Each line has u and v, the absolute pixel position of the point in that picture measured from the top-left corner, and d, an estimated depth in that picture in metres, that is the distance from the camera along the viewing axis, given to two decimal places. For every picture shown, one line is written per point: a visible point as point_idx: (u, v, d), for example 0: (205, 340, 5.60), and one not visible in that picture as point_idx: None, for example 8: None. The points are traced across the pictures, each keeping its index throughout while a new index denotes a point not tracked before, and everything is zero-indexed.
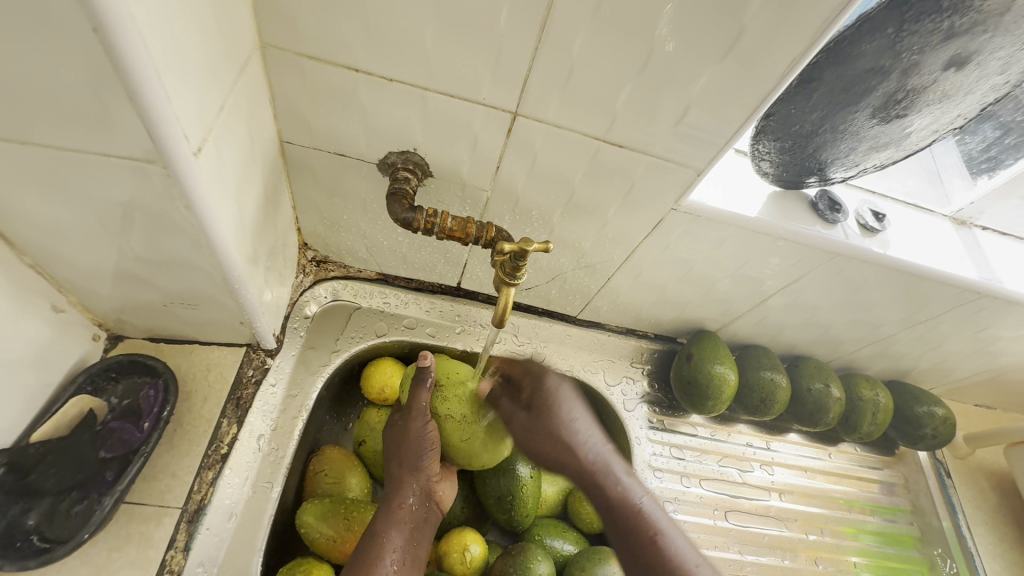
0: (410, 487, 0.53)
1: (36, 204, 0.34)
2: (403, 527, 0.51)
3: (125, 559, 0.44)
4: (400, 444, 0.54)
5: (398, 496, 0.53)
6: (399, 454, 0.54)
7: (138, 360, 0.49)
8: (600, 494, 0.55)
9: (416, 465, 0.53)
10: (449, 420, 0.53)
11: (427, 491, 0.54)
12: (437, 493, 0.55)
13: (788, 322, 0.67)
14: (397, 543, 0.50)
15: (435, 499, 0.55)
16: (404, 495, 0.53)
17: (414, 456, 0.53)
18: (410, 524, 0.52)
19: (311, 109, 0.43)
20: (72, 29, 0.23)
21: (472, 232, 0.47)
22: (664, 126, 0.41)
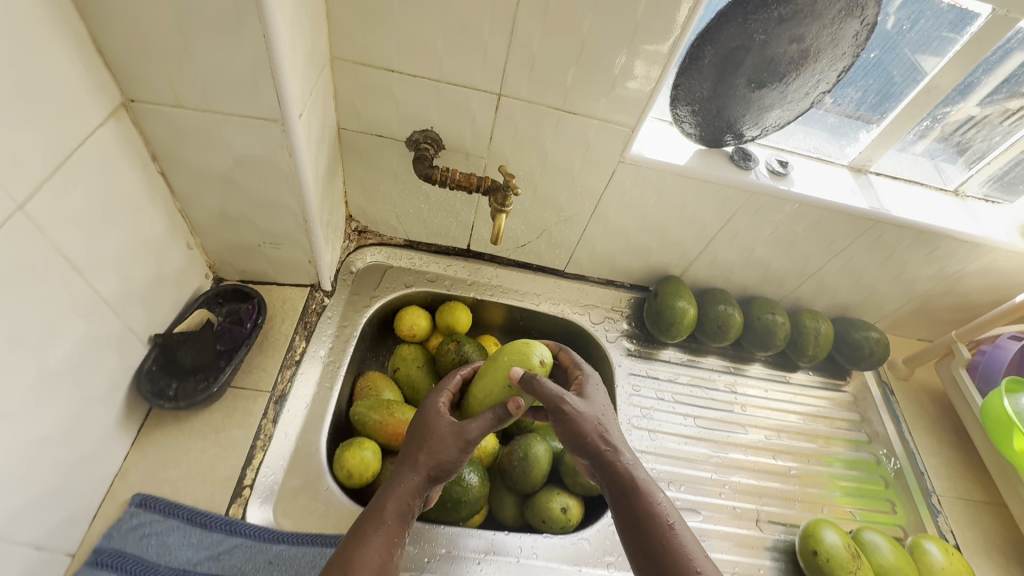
0: (422, 488, 0.51)
1: (196, 157, 0.53)
2: (403, 522, 0.49)
3: (234, 422, 0.61)
4: (428, 442, 0.53)
5: (406, 490, 0.50)
6: (427, 451, 0.52)
7: (237, 289, 0.67)
8: (646, 521, 0.49)
9: (441, 467, 0.52)
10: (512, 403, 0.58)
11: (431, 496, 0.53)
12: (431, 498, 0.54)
13: (733, 261, 0.84)
14: (392, 536, 0.48)
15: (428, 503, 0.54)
16: (399, 487, 0.50)
17: (443, 460, 0.52)
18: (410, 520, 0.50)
19: (361, 102, 0.64)
20: (251, 37, 0.43)
21: (474, 180, 0.65)
22: (602, 94, 0.61)
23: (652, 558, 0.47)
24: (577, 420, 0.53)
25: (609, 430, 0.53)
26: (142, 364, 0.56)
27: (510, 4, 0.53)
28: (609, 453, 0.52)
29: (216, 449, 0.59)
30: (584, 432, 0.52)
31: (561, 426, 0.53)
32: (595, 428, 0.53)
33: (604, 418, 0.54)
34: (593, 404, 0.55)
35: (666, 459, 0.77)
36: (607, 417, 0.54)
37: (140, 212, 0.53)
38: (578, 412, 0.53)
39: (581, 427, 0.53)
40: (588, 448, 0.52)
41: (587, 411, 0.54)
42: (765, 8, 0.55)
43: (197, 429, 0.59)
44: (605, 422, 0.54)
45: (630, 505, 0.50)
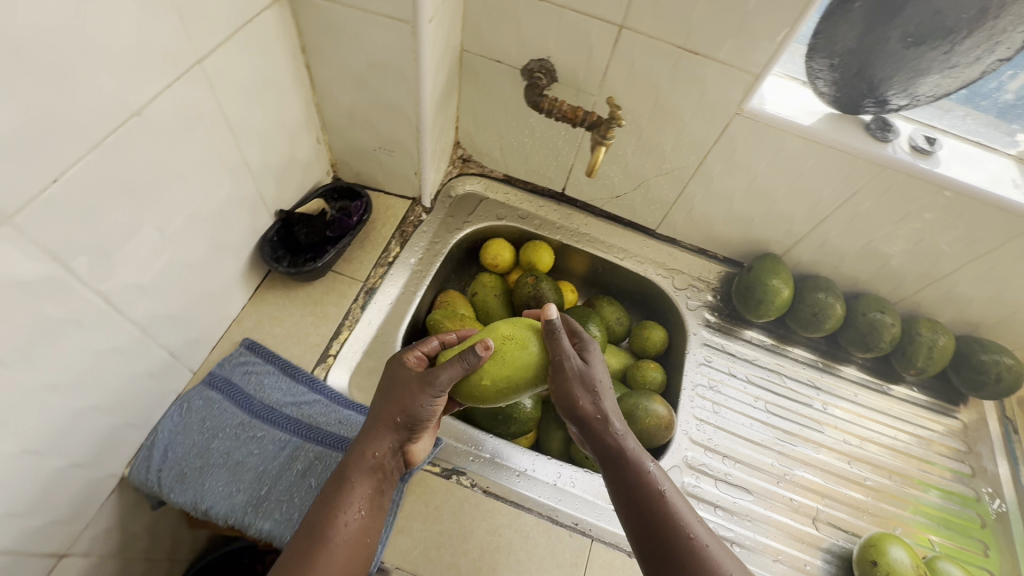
0: (388, 439, 0.50)
1: (337, 54, 0.60)
2: (374, 477, 0.49)
3: (331, 299, 0.69)
4: (391, 394, 0.51)
5: (371, 444, 0.49)
6: (389, 403, 0.51)
7: (351, 188, 0.75)
8: (638, 490, 0.46)
9: (407, 417, 0.50)
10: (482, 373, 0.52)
11: (402, 448, 0.52)
12: (408, 450, 0.53)
13: (846, 248, 0.77)
14: (365, 491, 0.48)
15: (405, 454, 0.53)
16: (376, 445, 0.49)
17: (405, 413, 0.50)
18: (380, 474, 0.49)
19: (486, 25, 0.66)
20: None
21: (580, 114, 0.66)
22: (730, 34, 0.58)
23: (643, 529, 0.45)
24: (576, 388, 0.50)
25: (604, 402, 0.50)
26: (267, 233, 0.65)
27: None
28: (600, 423, 0.49)
29: (312, 319, 0.67)
30: (577, 399, 0.50)
31: (557, 393, 0.51)
32: (589, 395, 0.50)
33: (599, 389, 0.51)
34: (591, 371, 0.52)
35: (726, 435, 0.74)
36: (601, 388, 0.51)
37: (285, 96, 0.60)
38: (578, 377, 0.51)
39: (578, 397, 0.50)
40: (578, 418, 0.50)
41: (584, 377, 0.51)
42: None
43: (300, 299, 0.68)
44: (600, 393, 0.51)
45: (619, 473, 0.48)
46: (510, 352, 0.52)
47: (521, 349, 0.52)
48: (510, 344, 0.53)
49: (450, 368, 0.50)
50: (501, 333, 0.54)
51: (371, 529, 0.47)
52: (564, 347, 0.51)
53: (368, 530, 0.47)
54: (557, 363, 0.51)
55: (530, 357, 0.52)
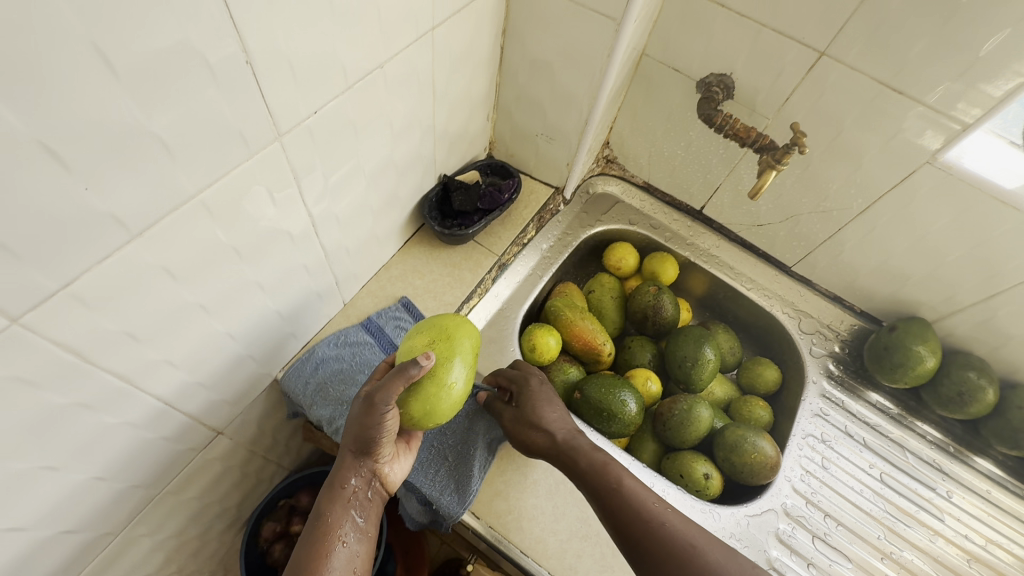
0: (357, 467, 0.49)
1: (533, 39, 0.63)
2: (349, 506, 0.48)
3: (467, 266, 0.74)
4: (350, 423, 0.49)
5: (343, 474, 0.49)
6: (347, 431, 0.49)
7: (504, 166, 0.78)
8: (601, 495, 0.52)
9: (368, 448, 0.49)
10: (432, 381, 0.48)
11: (374, 473, 0.50)
12: (386, 474, 0.52)
13: (1015, 331, 0.69)
14: (343, 521, 0.47)
15: (381, 479, 0.51)
16: (347, 475, 0.49)
17: (362, 440, 0.48)
18: (356, 502, 0.49)
19: (676, 33, 0.67)
20: None
21: (753, 134, 0.65)
22: (948, 78, 0.54)
23: (619, 529, 0.50)
24: (533, 412, 0.57)
25: (557, 417, 0.58)
26: (429, 193, 0.71)
27: None
28: (556, 444, 0.56)
29: (448, 280, 0.72)
30: (529, 432, 0.57)
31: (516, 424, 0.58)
32: (542, 425, 0.57)
33: (547, 408, 0.58)
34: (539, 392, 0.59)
35: (832, 494, 0.70)
36: (549, 407, 0.58)
37: (477, 72, 0.65)
38: (530, 407, 0.58)
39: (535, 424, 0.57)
40: (546, 439, 0.56)
41: (532, 398, 0.59)
42: None
43: (441, 259, 0.73)
44: (551, 412, 0.58)
45: (585, 485, 0.53)
46: (443, 348, 0.50)
47: (452, 347, 0.51)
48: (441, 344, 0.51)
49: (396, 386, 0.45)
50: (419, 345, 0.51)
51: (360, 557, 0.47)
52: (519, 385, 0.60)
53: (356, 558, 0.47)
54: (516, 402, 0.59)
55: (462, 351, 0.51)
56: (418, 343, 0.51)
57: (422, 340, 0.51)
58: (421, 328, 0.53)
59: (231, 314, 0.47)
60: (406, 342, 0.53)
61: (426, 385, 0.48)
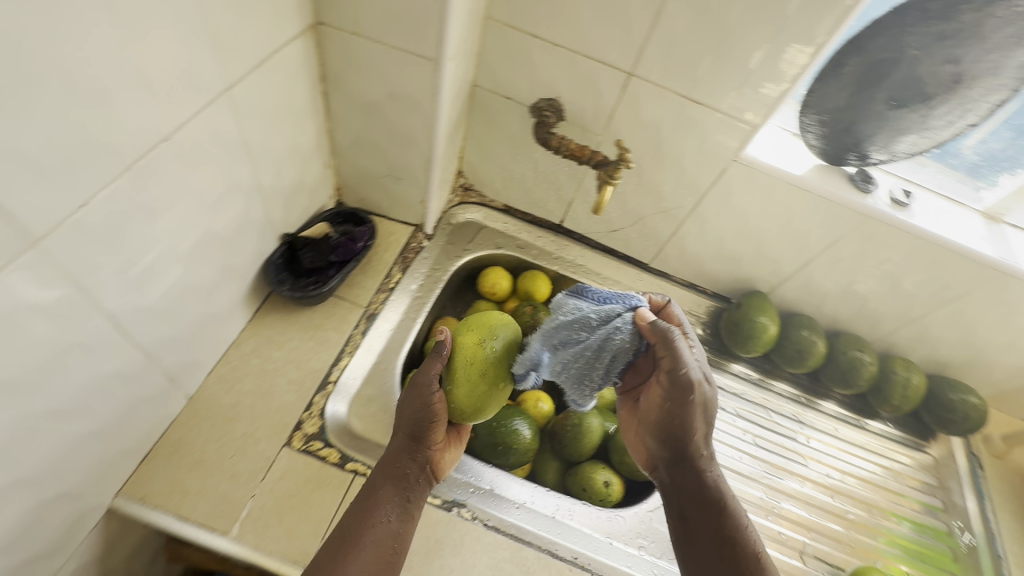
0: (409, 451, 0.53)
1: (355, 83, 0.60)
2: (398, 490, 0.51)
3: (332, 324, 0.69)
4: (406, 406, 0.53)
5: (395, 457, 0.52)
6: (401, 419, 0.54)
7: (356, 213, 0.75)
8: (722, 535, 0.48)
9: (418, 431, 0.52)
10: (465, 361, 0.52)
11: (424, 461, 0.53)
12: (434, 461, 0.55)
13: (828, 289, 0.81)
14: (390, 509, 0.49)
15: (432, 466, 0.54)
16: (399, 458, 0.52)
17: (417, 422, 0.52)
18: (405, 489, 0.51)
19: (500, 63, 0.69)
20: None
21: (587, 152, 0.68)
22: (733, 89, 0.61)
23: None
24: (695, 392, 0.49)
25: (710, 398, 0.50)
26: (272, 255, 0.64)
27: None
28: (704, 459, 0.51)
29: (313, 344, 0.66)
30: (685, 426, 0.50)
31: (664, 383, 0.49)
32: (703, 427, 0.51)
33: (707, 385, 0.50)
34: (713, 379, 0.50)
35: (716, 467, 0.76)
36: (710, 384, 0.50)
37: (299, 123, 0.60)
38: (687, 386, 0.48)
39: (683, 402, 0.49)
40: (696, 444, 0.51)
41: (712, 375, 0.51)
42: (923, 19, 0.54)
43: (300, 323, 0.67)
44: (709, 391, 0.50)
45: (713, 518, 0.49)
46: (478, 329, 0.53)
47: (487, 327, 0.53)
48: (477, 326, 0.54)
49: (433, 367, 0.52)
50: (472, 340, 0.53)
51: (401, 535, 0.49)
52: (672, 347, 0.48)
53: (396, 535, 0.48)
54: (670, 366, 0.48)
55: (500, 329, 0.53)
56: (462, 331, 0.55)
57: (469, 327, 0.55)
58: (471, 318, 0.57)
59: (14, 460, 0.38)
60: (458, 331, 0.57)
61: (463, 374, 0.52)
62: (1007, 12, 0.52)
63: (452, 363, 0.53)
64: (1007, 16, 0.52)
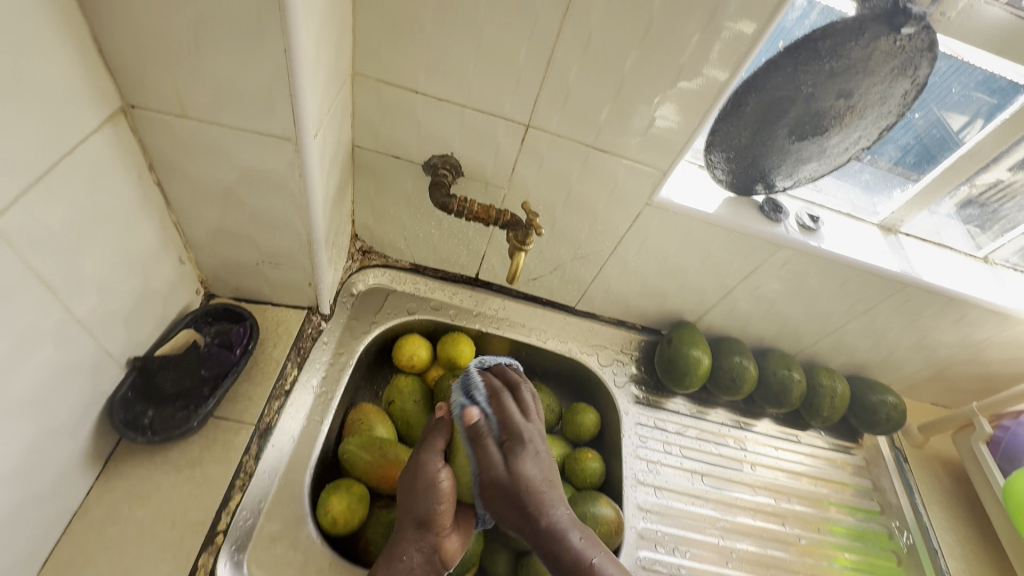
0: (415, 540, 0.53)
1: (197, 169, 0.49)
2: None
3: (212, 455, 0.56)
4: (417, 490, 0.54)
5: (401, 546, 0.53)
6: (408, 502, 0.55)
7: (230, 308, 0.62)
8: (564, 557, 0.53)
9: (420, 518, 0.53)
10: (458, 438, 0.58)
11: (432, 549, 0.53)
12: (445, 550, 0.54)
13: (752, 312, 0.80)
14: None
15: (441, 556, 0.53)
16: (405, 547, 0.53)
17: (426, 506, 0.53)
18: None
19: (381, 122, 0.60)
20: (276, 56, 0.39)
21: (494, 214, 0.61)
22: (639, 136, 0.57)
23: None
24: (506, 481, 0.54)
25: (527, 472, 0.55)
26: (115, 391, 0.51)
27: (549, 34, 0.49)
28: (536, 500, 0.54)
29: (190, 486, 0.54)
30: (517, 481, 0.54)
31: (487, 489, 0.55)
32: (536, 469, 0.56)
33: (522, 456, 0.56)
34: (524, 453, 0.56)
35: (671, 520, 0.73)
36: (522, 458, 0.56)
37: (126, 226, 0.48)
38: (502, 477, 0.54)
39: (502, 494, 0.54)
40: (523, 490, 0.54)
41: (523, 446, 0.56)
42: (815, 60, 0.51)
43: (171, 462, 0.54)
44: (522, 465, 0.55)
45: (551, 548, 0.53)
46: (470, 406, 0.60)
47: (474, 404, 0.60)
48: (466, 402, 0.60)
49: (434, 439, 0.58)
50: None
51: None
52: (485, 446, 0.55)
53: None
54: (481, 469, 0.55)
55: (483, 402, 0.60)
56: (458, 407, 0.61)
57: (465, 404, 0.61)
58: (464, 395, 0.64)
59: None
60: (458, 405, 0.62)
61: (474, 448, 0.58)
62: (890, 47, 0.51)
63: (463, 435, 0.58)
64: (890, 50, 0.51)
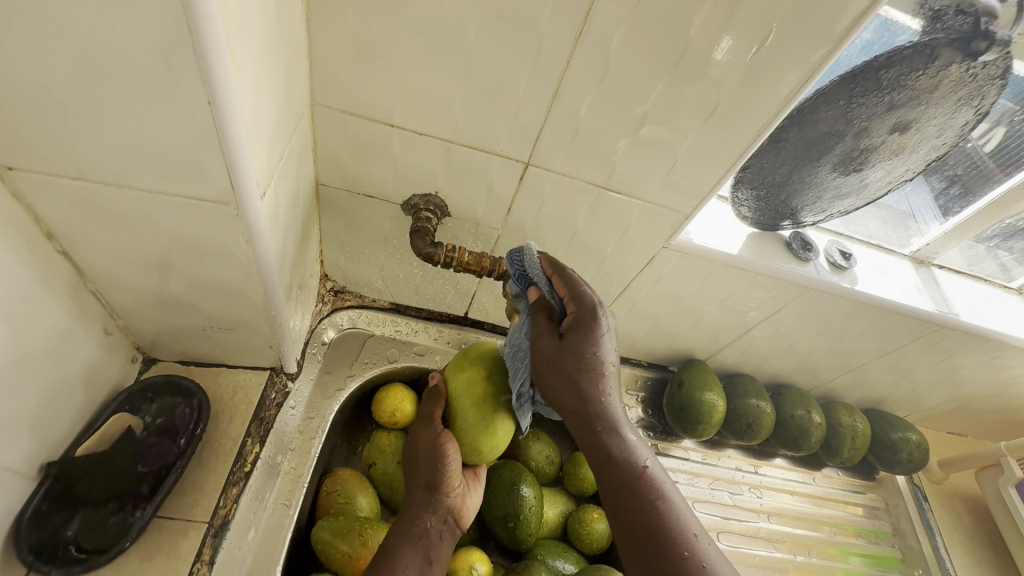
0: (428, 503, 0.54)
1: (114, 233, 0.39)
2: (419, 544, 0.51)
3: (155, 569, 0.46)
4: (421, 455, 0.56)
5: (416, 509, 0.54)
6: (418, 468, 0.56)
7: (174, 381, 0.52)
8: (625, 499, 0.42)
9: (432, 480, 0.54)
10: (466, 402, 0.55)
11: (446, 508, 0.54)
12: (458, 507, 0.55)
13: (770, 351, 0.73)
14: (411, 561, 0.50)
15: (455, 516, 0.55)
16: (419, 509, 0.53)
17: (431, 470, 0.55)
18: (427, 541, 0.52)
19: (349, 159, 0.49)
20: (199, 109, 0.29)
21: (487, 265, 0.52)
22: (659, 174, 0.48)
23: (635, 539, 0.40)
24: (560, 356, 0.44)
25: (584, 356, 0.43)
26: (24, 508, 0.42)
27: (557, 61, 0.40)
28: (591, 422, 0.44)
29: None
30: (568, 379, 0.44)
31: (539, 364, 0.45)
32: (590, 390, 0.44)
33: (598, 335, 0.44)
34: (593, 334, 0.43)
35: None
36: (595, 339, 0.44)
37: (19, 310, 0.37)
38: (555, 353, 0.44)
39: (556, 371, 0.44)
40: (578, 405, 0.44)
41: (594, 325, 0.43)
42: (875, 91, 0.44)
43: None
44: (588, 348, 0.44)
45: (606, 470, 0.44)
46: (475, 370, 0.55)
47: (483, 364, 0.55)
48: (471, 362, 0.56)
49: (435, 409, 0.57)
50: (473, 380, 0.55)
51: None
52: (540, 325, 0.46)
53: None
54: (535, 338, 0.46)
55: (493, 363, 0.56)
56: (459, 371, 0.57)
57: (466, 364, 0.56)
58: (459, 357, 0.59)
59: None
60: (455, 366, 0.58)
61: (469, 412, 0.55)
62: (961, 74, 0.43)
63: (460, 400, 0.55)
64: (960, 79, 0.43)
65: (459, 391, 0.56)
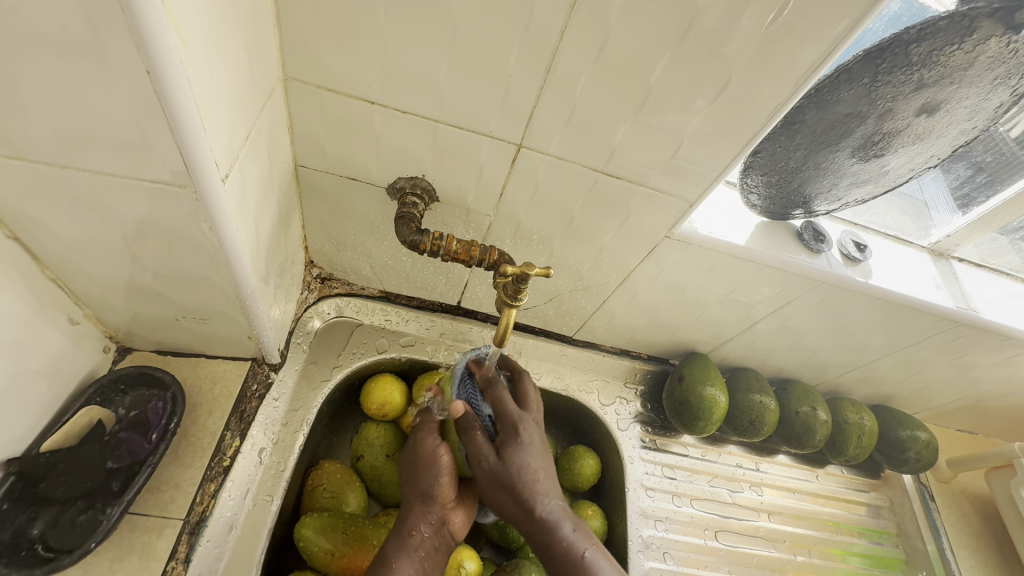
0: (426, 515, 0.49)
1: (67, 217, 0.36)
2: (415, 557, 0.47)
3: (127, 569, 0.44)
4: (419, 464, 0.50)
5: (410, 522, 0.48)
6: (417, 476, 0.50)
7: (148, 372, 0.50)
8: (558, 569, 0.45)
9: (432, 492, 0.49)
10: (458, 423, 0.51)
11: (442, 522, 0.49)
12: (454, 523, 0.50)
13: (776, 346, 0.69)
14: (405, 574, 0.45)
15: (449, 531, 0.50)
16: (417, 522, 0.48)
17: (429, 480, 0.49)
18: (423, 552, 0.48)
19: (328, 138, 0.46)
20: (140, 80, 0.26)
21: (476, 255, 0.49)
22: (661, 159, 0.44)
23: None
24: (499, 472, 0.45)
25: (520, 468, 0.46)
26: None
27: (550, 31, 0.36)
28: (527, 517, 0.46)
29: None
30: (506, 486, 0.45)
31: (484, 474, 0.46)
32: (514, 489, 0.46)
33: (525, 449, 0.46)
34: (522, 446, 0.46)
35: None
36: (519, 446, 0.46)
37: None
38: (497, 469, 0.45)
39: (500, 488, 0.45)
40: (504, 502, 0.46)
41: (519, 439, 0.47)
42: (902, 68, 0.40)
43: None
44: (518, 456, 0.46)
45: (543, 554, 0.46)
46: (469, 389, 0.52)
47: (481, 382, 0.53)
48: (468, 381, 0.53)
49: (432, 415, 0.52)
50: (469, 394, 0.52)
51: None
52: (476, 435, 0.46)
53: None
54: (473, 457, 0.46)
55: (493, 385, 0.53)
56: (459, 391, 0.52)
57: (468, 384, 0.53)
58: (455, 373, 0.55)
59: None
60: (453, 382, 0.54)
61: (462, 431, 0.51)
62: (1000, 50, 0.38)
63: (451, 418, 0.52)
64: (999, 55, 0.39)
65: (455, 399, 0.52)
